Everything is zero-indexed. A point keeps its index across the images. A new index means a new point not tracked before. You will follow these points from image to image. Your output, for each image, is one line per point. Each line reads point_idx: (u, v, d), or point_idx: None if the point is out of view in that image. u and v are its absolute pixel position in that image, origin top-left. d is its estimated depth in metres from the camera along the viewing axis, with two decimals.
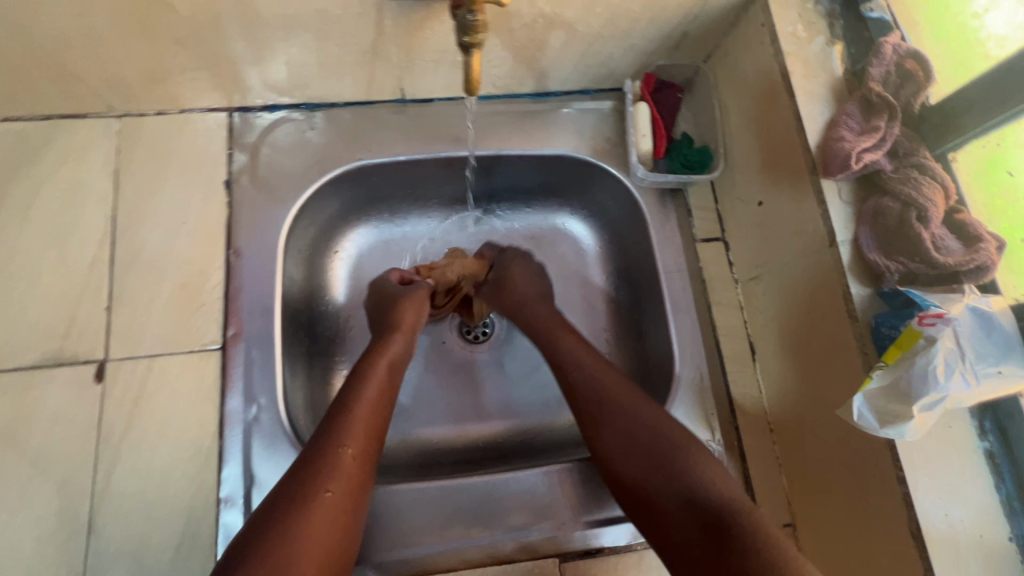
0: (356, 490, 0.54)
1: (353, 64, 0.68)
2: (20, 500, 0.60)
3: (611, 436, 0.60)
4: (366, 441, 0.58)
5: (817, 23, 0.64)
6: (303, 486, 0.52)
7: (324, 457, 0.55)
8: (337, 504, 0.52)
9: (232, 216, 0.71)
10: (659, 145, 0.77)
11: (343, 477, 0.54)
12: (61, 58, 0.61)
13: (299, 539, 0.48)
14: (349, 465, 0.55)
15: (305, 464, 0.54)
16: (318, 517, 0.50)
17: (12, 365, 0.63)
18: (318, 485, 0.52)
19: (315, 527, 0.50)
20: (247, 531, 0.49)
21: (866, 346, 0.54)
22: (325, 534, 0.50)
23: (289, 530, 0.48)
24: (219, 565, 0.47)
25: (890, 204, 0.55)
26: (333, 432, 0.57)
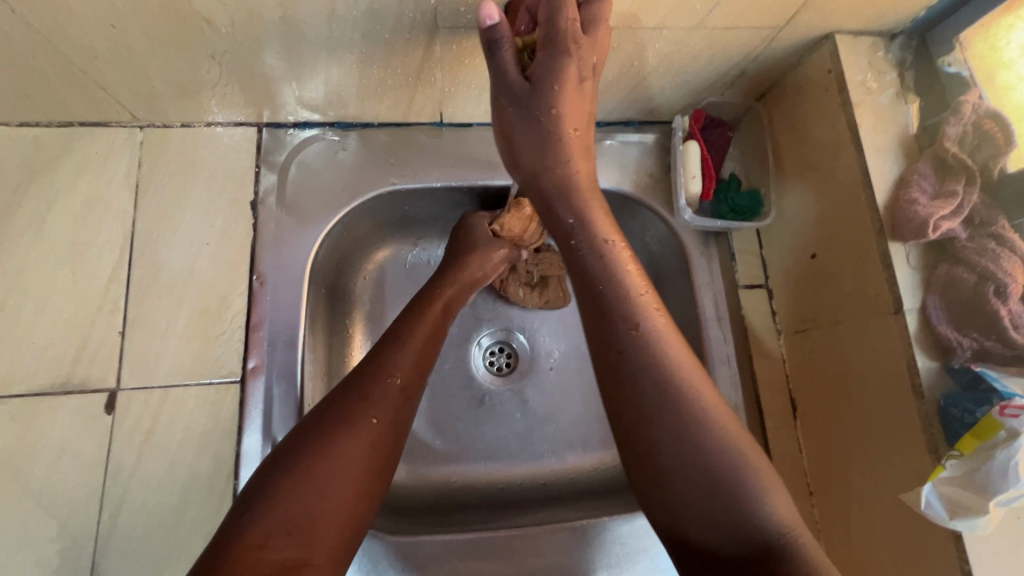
0: (401, 421, 0.51)
1: (394, 87, 0.65)
2: (19, 539, 0.56)
3: (670, 435, 0.44)
4: (415, 372, 0.55)
5: (887, 74, 0.62)
6: (349, 406, 0.49)
7: (372, 381, 0.51)
8: (380, 436, 0.48)
9: (256, 238, 0.68)
10: (708, 187, 0.72)
11: (388, 408, 0.50)
12: (86, 70, 0.56)
13: (335, 463, 0.45)
14: (395, 395, 0.51)
15: (355, 385, 0.51)
16: (362, 440, 0.47)
17: (18, 391, 0.59)
18: (365, 407, 0.49)
19: (356, 450, 0.46)
20: (290, 441, 0.47)
21: (932, 427, 0.51)
22: (367, 456, 0.47)
23: (331, 446, 0.45)
24: (261, 469, 0.45)
25: (965, 275, 0.52)
26: (384, 356, 0.54)
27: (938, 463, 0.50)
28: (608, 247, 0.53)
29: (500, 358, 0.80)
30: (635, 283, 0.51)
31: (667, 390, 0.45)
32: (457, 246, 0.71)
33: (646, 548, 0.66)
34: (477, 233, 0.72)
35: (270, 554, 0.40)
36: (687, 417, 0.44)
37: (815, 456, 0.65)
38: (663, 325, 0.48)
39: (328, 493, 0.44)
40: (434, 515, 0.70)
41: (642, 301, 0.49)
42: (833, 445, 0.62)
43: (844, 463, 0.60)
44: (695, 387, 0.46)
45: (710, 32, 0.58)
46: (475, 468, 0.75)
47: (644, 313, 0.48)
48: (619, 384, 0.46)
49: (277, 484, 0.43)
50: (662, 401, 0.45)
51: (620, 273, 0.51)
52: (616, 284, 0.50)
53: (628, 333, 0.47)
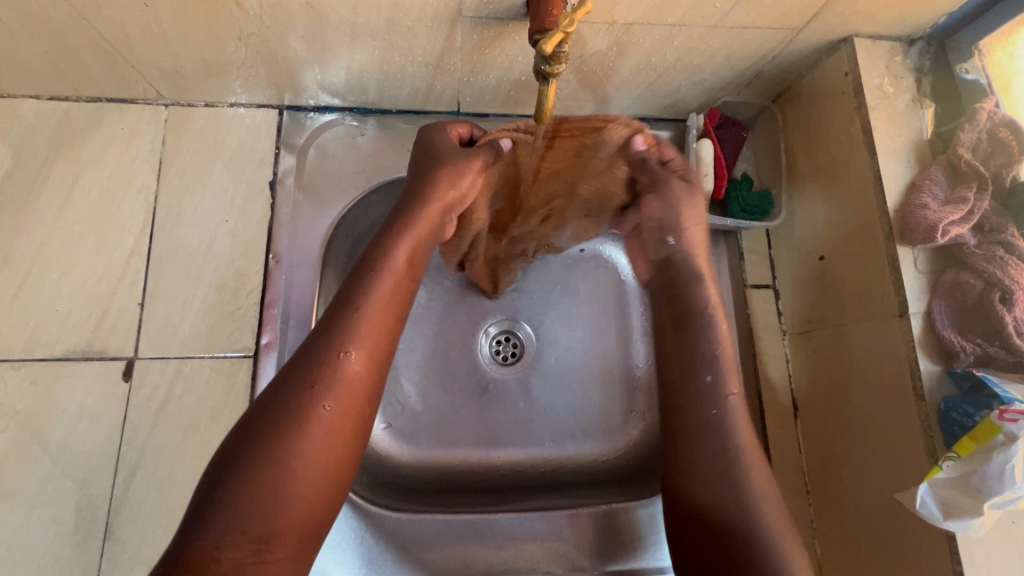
0: (358, 404, 0.50)
1: (414, 74, 0.66)
2: (38, 497, 0.58)
3: (715, 468, 0.55)
4: (371, 349, 0.51)
5: (904, 79, 0.62)
6: (297, 396, 0.47)
7: (321, 365, 0.49)
8: (334, 427, 0.48)
9: (274, 218, 0.69)
10: (720, 186, 0.73)
11: (345, 391, 0.49)
12: (118, 47, 0.58)
13: (295, 459, 0.45)
14: (351, 376, 0.49)
15: (301, 370, 0.48)
16: (313, 436, 0.46)
17: (40, 355, 0.61)
18: (315, 397, 0.47)
19: (311, 442, 0.46)
20: (238, 437, 0.46)
21: (931, 429, 0.52)
22: (319, 453, 0.46)
23: (286, 446, 0.45)
24: (213, 467, 0.45)
25: (971, 281, 0.53)
26: (336, 334, 0.50)
27: (935, 466, 0.51)
28: (720, 326, 0.62)
29: (507, 347, 0.81)
30: (727, 367, 0.60)
31: (727, 439, 0.56)
32: (425, 169, 0.59)
33: (643, 538, 0.67)
34: (448, 153, 0.59)
35: (226, 556, 0.41)
36: (735, 468, 0.55)
37: (815, 455, 0.65)
38: (741, 398, 0.59)
39: (283, 495, 0.44)
40: (440, 497, 0.73)
41: (727, 370, 0.60)
42: (832, 445, 0.63)
43: (842, 463, 0.62)
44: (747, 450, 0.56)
45: (729, 30, 0.58)
46: (475, 453, 0.76)
47: (732, 384, 0.59)
48: (693, 439, 0.58)
49: (230, 486, 0.43)
50: (718, 447, 0.56)
51: (721, 356, 0.60)
52: (713, 353, 0.61)
53: (715, 399, 0.58)
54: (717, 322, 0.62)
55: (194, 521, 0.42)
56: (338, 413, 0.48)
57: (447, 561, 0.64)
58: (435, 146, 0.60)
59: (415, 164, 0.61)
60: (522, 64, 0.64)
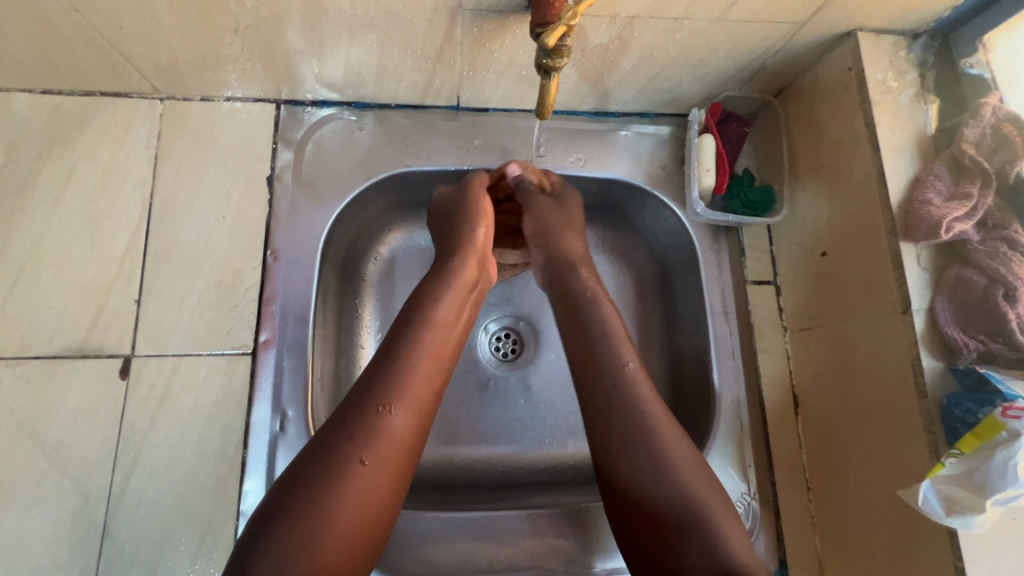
0: (395, 460, 0.48)
1: (414, 68, 0.65)
2: (34, 496, 0.57)
3: (630, 441, 0.51)
4: (418, 403, 0.50)
5: (908, 74, 0.61)
6: (335, 451, 0.46)
7: (361, 419, 0.48)
8: (377, 478, 0.46)
9: (271, 214, 0.69)
10: (721, 181, 0.73)
11: (388, 446, 0.48)
12: (111, 39, 0.57)
13: (328, 517, 0.44)
14: (394, 431, 0.48)
15: (341, 423, 0.48)
16: (354, 488, 0.45)
17: (35, 353, 0.60)
18: (351, 451, 0.46)
19: (346, 500, 0.45)
20: (279, 491, 0.45)
21: (933, 426, 0.52)
22: (360, 505, 0.45)
23: (321, 502, 0.44)
24: (252, 521, 0.44)
25: (975, 277, 0.53)
26: (386, 384, 0.50)
27: (937, 462, 0.51)
28: (604, 305, 0.61)
29: (506, 343, 0.80)
30: (621, 338, 0.58)
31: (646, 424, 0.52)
32: (454, 221, 0.66)
33: None
34: (463, 201, 0.66)
35: None
36: (664, 461, 0.50)
37: (816, 451, 0.66)
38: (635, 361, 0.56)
39: (312, 556, 0.42)
40: (440, 493, 0.72)
41: (623, 345, 0.57)
42: (832, 441, 0.63)
43: (842, 459, 0.62)
44: (670, 436, 0.52)
45: (732, 24, 0.58)
46: (475, 450, 0.76)
47: (627, 354, 0.57)
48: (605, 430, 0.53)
49: (267, 543, 0.42)
50: (627, 417, 0.53)
51: (612, 333, 0.58)
52: (603, 330, 0.58)
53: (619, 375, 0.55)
54: (601, 304, 0.61)
55: (241, 563, 0.42)
56: (379, 469, 0.47)
57: (449, 557, 0.64)
58: (445, 204, 0.69)
59: (439, 226, 0.68)
60: (523, 58, 0.64)
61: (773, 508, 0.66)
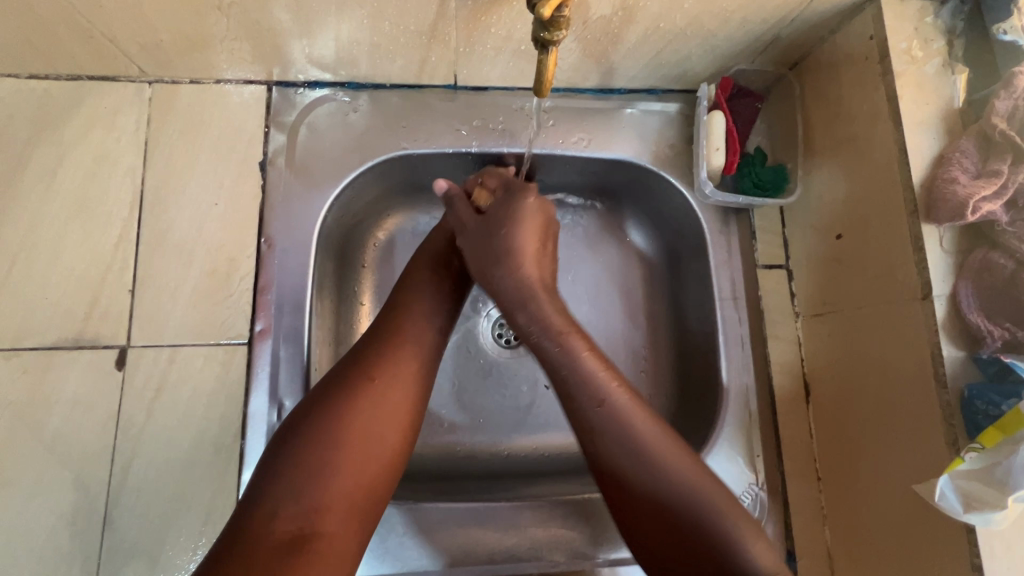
0: (404, 388, 0.51)
1: (408, 45, 0.62)
2: (35, 486, 0.57)
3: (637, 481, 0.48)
4: (421, 338, 0.55)
5: (935, 42, 0.57)
6: (350, 375, 0.50)
7: (372, 351, 0.52)
8: (387, 406, 0.49)
9: (265, 200, 0.67)
10: (731, 161, 0.69)
11: (396, 371, 0.51)
12: (93, 20, 0.55)
13: (345, 430, 0.47)
14: (402, 358, 0.52)
15: (354, 356, 0.52)
16: (357, 428, 0.47)
17: (32, 344, 0.60)
18: (365, 375, 0.50)
19: (359, 418, 0.48)
20: (294, 418, 0.48)
21: (953, 418, 0.50)
22: (370, 421, 0.48)
23: (336, 418, 0.47)
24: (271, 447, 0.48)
25: (1001, 261, 0.50)
26: (388, 324, 0.55)
27: (956, 457, 0.49)
28: (573, 336, 0.54)
29: (509, 330, 0.79)
30: (616, 388, 0.51)
31: (635, 446, 0.49)
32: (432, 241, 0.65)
33: None
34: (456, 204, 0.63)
35: (279, 525, 0.42)
36: (654, 476, 0.48)
37: (827, 440, 0.64)
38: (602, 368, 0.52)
39: (329, 466, 0.45)
40: (441, 482, 0.71)
41: (589, 361, 0.53)
42: (843, 429, 0.61)
43: (854, 449, 0.60)
44: (673, 458, 0.49)
45: None
46: (478, 437, 0.75)
47: (593, 363, 0.53)
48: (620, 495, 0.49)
49: (285, 456, 0.45)
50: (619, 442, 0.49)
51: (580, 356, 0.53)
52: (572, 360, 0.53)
53: (595, 407, 0.50)
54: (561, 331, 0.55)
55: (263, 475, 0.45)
56: (388, 390, 0.50)
57: (450, 548, 0.63)
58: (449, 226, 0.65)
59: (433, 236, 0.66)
60: (521, 32, 0.61)
61: (780, 498, 0.64)
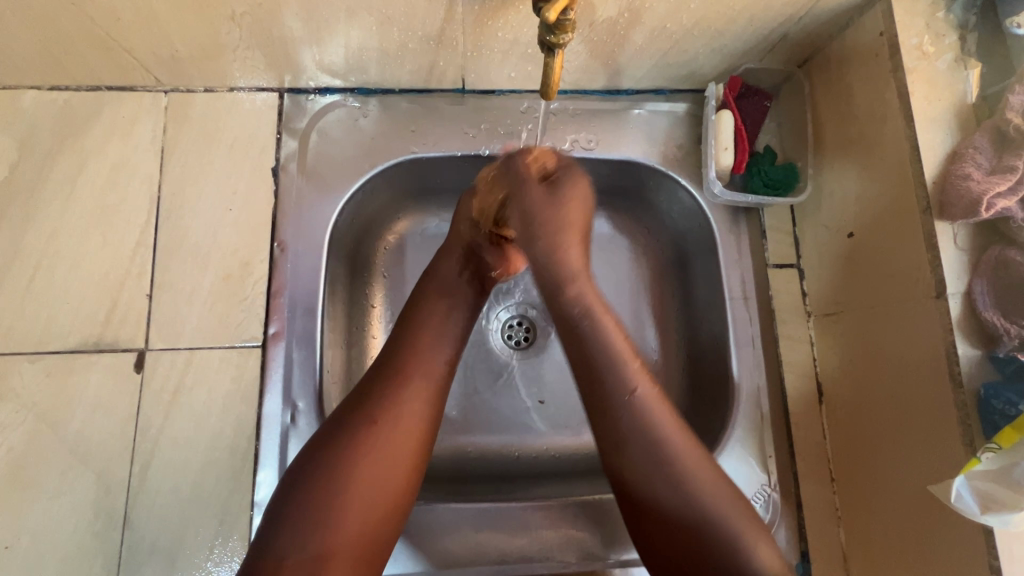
0: (393, 480, 0.49)
1: (416, 51, 0.63)
2: (58, 486, 0.59)
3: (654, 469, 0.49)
4: (417, 417, 0.51)
5: (947, 36, 0.56)
6: (336, 468, 0.47)
7: (362, 438, 0.49)
8: (375, 503, 0.48)
9: (278, 205, 0.68)
10: (739, 160, 0.68)
11: (390, 461, 0.49)
12: (111, 32, 0.56)
13: (335, 533, 0.45)
14: (395, 448, 0.49)
15: (337, 442, 0.49)
16: (353, 510, 0.46)
17: (54, 348, 0.62)
18: (353, 472, 0.47)
19: (348, 520, 0.46)
20: (279, 508, 0.47)
21: (969, 418, 0.49)
22: (360, 522, 0.47)
23: (326, 520, 0.46)
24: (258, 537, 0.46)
25: (1017, 258, 0.49)
26: (382, 400, 0.51)
27: (972, 458, 0.48)
28: (603, 320, 0.55)
29: (519, 332, 0.79)
30: (654, 399, 0.51)
31: (670, 476, 0.49)
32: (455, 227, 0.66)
33: None
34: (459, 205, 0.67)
35: None
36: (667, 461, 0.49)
37: (841, 441, 0.63)
38: (654, 390, 0.52)
39: (319, 572, 0.44)
40: (452, 483, 0.71)
41: (633, 366, 0.52)
42: (857, 431, 0.61)
43: (868, 450, 0.59)
44: (695, 465, 0.49)
45: None
46: (491, 439, 0.75)
47: (640, 379, 0.52)
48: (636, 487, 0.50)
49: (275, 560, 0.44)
50: (636, 436, 0.50)
51: (616, 354, 0.53)
52: (605, 351, 0.53)
53: (621, 394, 0.51)
54: (603, 320, 0.55)
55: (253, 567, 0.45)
56: (377, 484, 0.48)
57: (462, 546, 0.63)
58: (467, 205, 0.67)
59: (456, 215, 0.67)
60: (528, 35, 0.61)
61: (794, 500, 0.63)
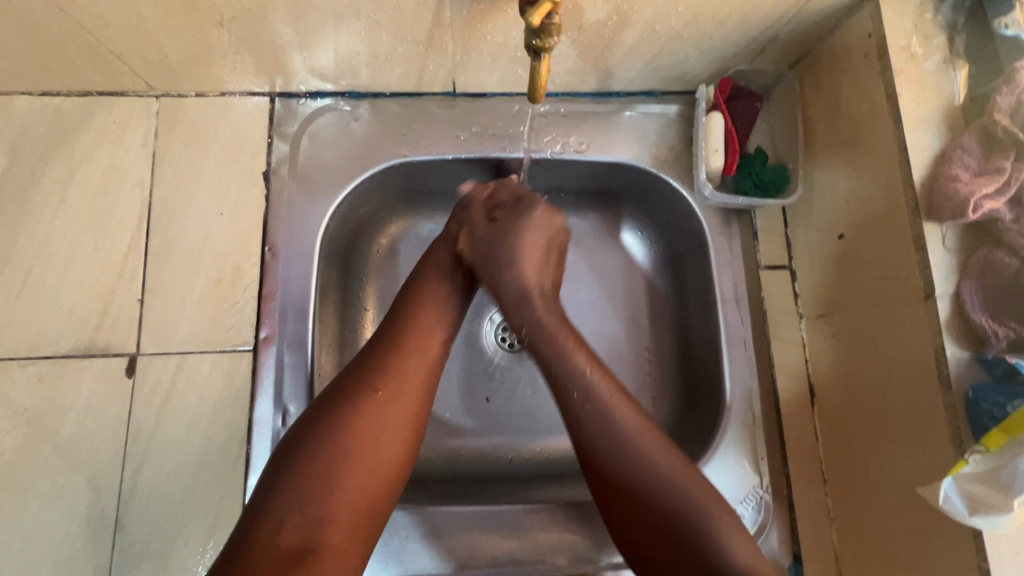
0: (407, 400, 0.52)
1: (406, 55, 0.63)
2: (50, 490, 0.59)
3: (623, 464, 0.52)
4: (425, 351, 0.55)
5: (936, 37, 0.56)
6: (352, 391, 0.51)
7: (376, 366, 0.52)
8: (392, 423, 0.50)
9: (269, 209, 0.68)
10: (731, 161, 0.68)
11: (403, 383, 0.52)
12: (101, 38, 0.56)
13: (352, 442, 0.48)
14: (406, 373, 0.53)
15: (355, 372, 0.52)
16: (372, 423, 0.49)
17: (46, 353, 0.62)
18: (370, 392, 0.51)
19: (366, 432, 0.49)
20: (297, 429, 0.49)
21: (958, 419, 0.49)
22: (375, 439, 0.49)
23: (343, 430, 0.48)
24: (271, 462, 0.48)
25: (1006, 259, 0.50)
26: (392, 337, 0.55)
27: (961, 458, 0.48)
28: (575, 355, 0.57)
29: (512, 334, 0.79)
30: (615, 399, 0.55)
31: (638, 465, 0.51)
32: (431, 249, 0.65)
33: None
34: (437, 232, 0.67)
35: (287, 535, 0.44)
36: (636, 457, 0.52)
37: (833, 443, 0.63)
38: (618, 394, 0.55)
39: (337, 474, 0.47)
40: (445, 486, 0.71)
41: (596, 377, 0.56)
42: (848, 432, 0.60)
43: (860, 451, 0.59)
44: (657, 455, 0.52)
45: None
46: (484, 442, 0.75)
47: (602, 384, 0.55)
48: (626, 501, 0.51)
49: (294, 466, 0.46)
50: (618, 451, 0.52)
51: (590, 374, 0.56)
52: (577, 372, 0.56)
53: (584, 407, 0.54)
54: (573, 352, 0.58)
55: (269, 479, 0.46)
56: (391, 405, 0.51)
57: (454, 551, 0.63)
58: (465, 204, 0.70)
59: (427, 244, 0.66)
60: (517, 39, 0.61)
61: (786, 501, 0.63)
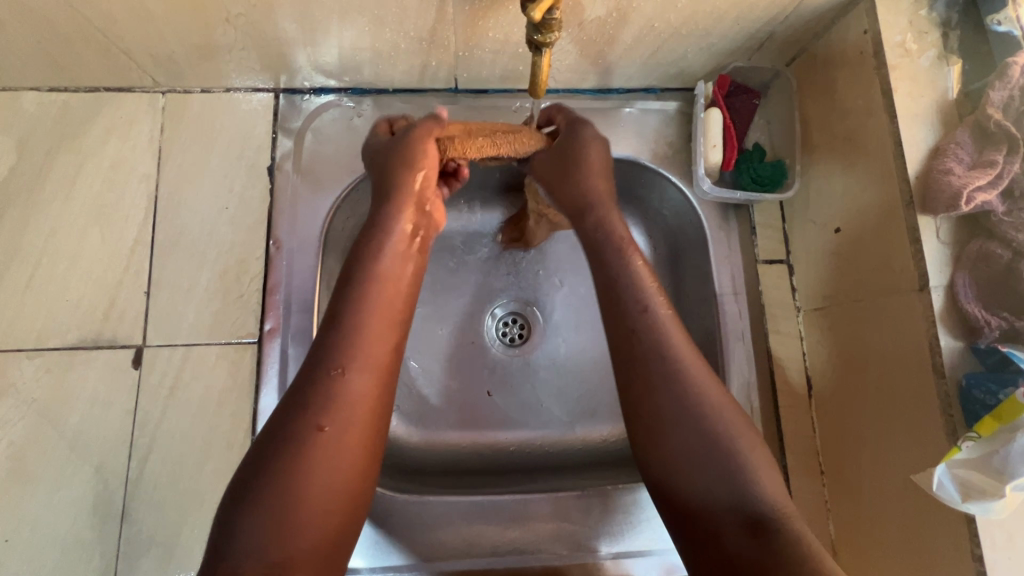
0: (353, 424, 0.47)
1: (409, 51, 0.64)
2: (58, 480, 0.60)
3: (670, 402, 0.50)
4: (374, 358, 0.49)
5: (930, 34, 0.57)
6: (294, 420, 0.45)
7: (316, 385, 0.47)
8: (340, 454, 0.45)
9: (273, 203, 0.69)
10: (728, 157, 0.69)
11: (349, 405, 0.47)
12: (109, 33, 0.57)
13: (302, 480, 0.44)
14: (351, 390, 0.47)
15: (297, 391, 0.47)
16: (319, 456, 0.45)
17: (53, 344, 0.63)
18: (309, 421, 0.45)
19: (315, 468, 0.44)
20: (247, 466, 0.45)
21: (951, 407, 0.50)
22: (328, 470, 0.45)
23: (290, 468, 0.44)
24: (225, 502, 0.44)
25: (998, 251, 0.50)
26: (336, 342, 0.48)
27: (954, 445, 0.49)
28: (661, 310, 0.54)
29: (513, 329, 0.80)
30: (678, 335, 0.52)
31: (683, 401, 0.49)
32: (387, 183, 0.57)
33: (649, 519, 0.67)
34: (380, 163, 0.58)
35: None
36: (681, 393, 0.50)
37: (829, 433, 0.64)
38: (676, 325, 0.53)
39: (288, 519, 0.43)
40: (447, 477, 0.72)
41: (660, 302, 0.54)
42: (845, 423, 0.61)
43: (855, 441, 0.60)
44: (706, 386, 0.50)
45: None
46: (485, 434, 0.76)
47: (670, 323, 0.53)
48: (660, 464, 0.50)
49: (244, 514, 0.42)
50: (666, 395, 0.50)
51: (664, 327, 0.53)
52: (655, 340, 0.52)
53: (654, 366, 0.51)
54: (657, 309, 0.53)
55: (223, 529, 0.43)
56: (339, 432, 0.46)
57: (458, 540, 0.64)
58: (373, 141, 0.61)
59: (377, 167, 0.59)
60: (518, 35, 0.62)
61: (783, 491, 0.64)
